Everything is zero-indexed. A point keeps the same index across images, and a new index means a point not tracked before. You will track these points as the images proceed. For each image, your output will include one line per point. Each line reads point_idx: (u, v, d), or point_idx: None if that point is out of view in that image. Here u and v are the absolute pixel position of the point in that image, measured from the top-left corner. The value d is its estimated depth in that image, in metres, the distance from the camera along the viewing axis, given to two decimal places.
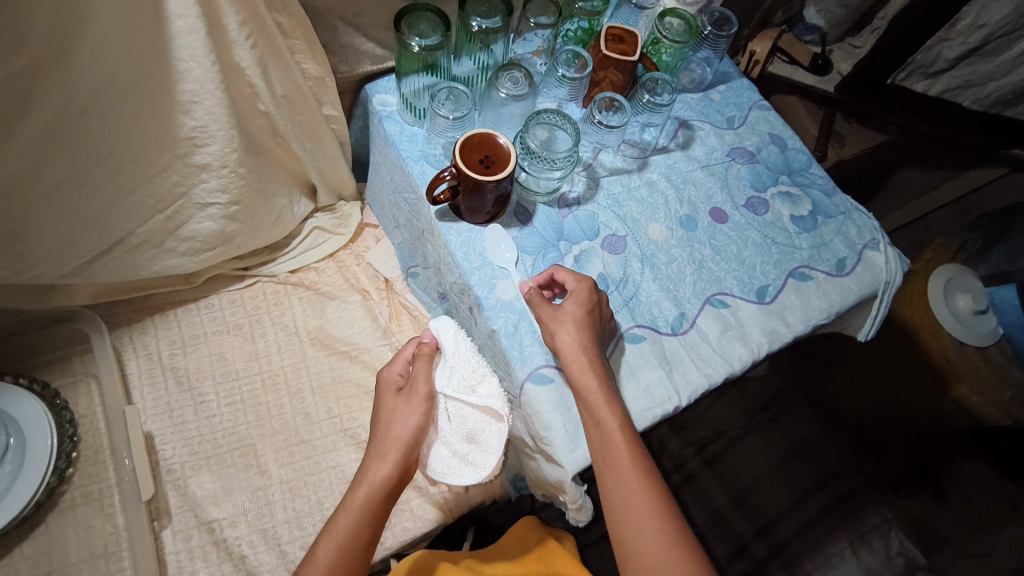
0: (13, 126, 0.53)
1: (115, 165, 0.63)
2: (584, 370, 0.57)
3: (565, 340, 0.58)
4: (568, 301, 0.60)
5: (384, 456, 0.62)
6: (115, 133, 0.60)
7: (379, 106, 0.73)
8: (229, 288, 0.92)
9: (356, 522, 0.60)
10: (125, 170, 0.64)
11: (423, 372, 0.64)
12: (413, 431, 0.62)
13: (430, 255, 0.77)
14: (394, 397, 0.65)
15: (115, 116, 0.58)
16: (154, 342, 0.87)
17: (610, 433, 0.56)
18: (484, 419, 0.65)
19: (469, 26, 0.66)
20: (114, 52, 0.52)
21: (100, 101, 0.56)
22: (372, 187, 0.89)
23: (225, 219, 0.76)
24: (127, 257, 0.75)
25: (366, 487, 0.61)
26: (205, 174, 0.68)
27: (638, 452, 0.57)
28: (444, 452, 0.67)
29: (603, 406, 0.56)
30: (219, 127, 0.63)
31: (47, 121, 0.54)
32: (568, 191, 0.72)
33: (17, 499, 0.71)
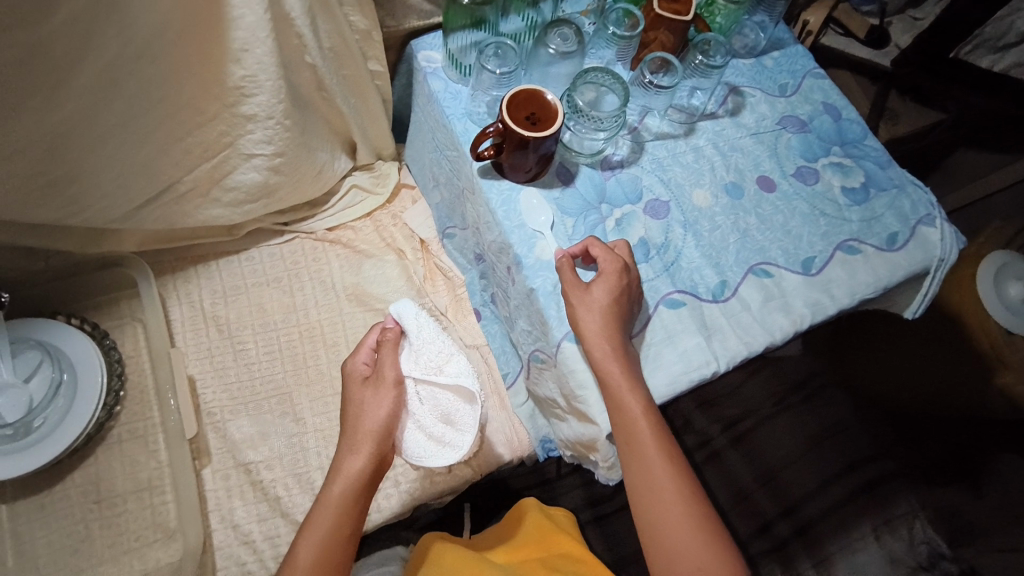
0: (71, 69, 0.54)
1: (166, 110, 0.64)
2: (607, 357, 0.57)
3: (589, 327, 0.57)
4: (597, 285, 0.58)
5: (356, 449, 0.65)
6: (169, 79, 0.61)
7: (424, 62, 0.73)
8: (269, 242, 0.94)
9: (340, 513, 0.62)
10: (174, 118, 0.66)
11: (390, 359, 0.70)
12: (384, 419, 0.67)
13: (470, 215, 0.77)
14: (362, 387, 0.68)
15: (168, 62, 0.59)
16: (197, 291, 0.90)
17: (634, 423, 0.56)
18: (456, 398, 0.75)
19: None
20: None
21: (156, 46, 0.57)
22: (413, 146, 0.89)
23: (268, 171, 0.77)
24: (172, 205, 0.77)
25: (344, 479, 0.63)
26: (251, 125, 0.69)
27: (661, 437, 0.58)
28: (418, 436, 0.74)
29: (622, 384, 0.56)
30: (268, 77, 0.63)
31: (107, 64, 0.56)
32: (612, 154, 0.70)
33: (71, 433, 0.75)
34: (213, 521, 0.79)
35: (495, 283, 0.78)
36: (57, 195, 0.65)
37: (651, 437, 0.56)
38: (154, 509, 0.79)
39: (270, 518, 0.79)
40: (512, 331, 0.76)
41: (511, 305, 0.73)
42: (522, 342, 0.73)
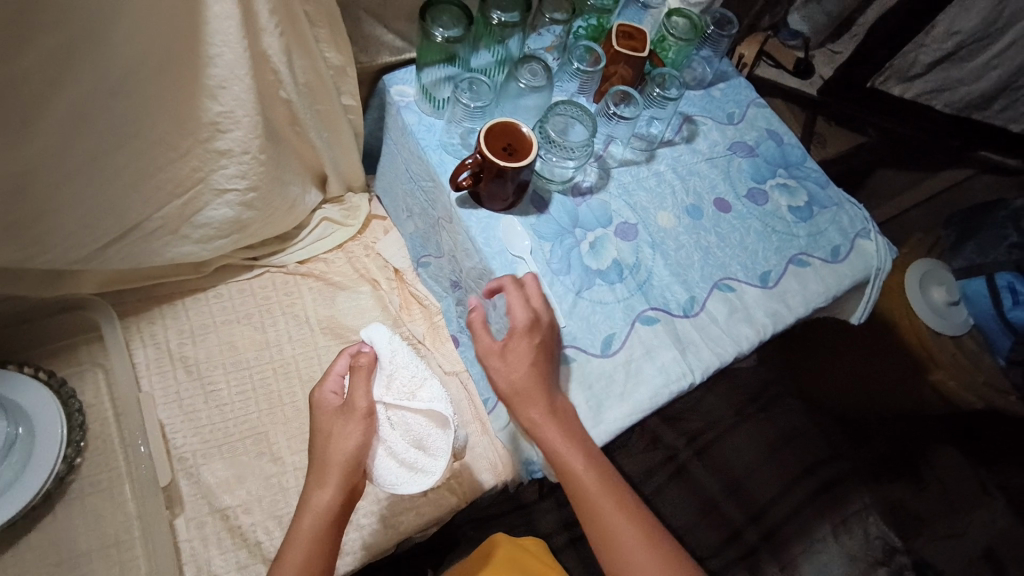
0: (40, 107, 0.53)
1: (138, 148, 0.64)
2: (542, 416, 0.57)
3: (512, 391, 0.57)
4: (510, 343, 0.58)
5: (325, 484, 0.62)
6: (140, 114, 0.60)
7: (396, 96, 0.75)
8: (238, 278, 0.92)
9: (308, 553, 0.60)
10: (144, 154, 0.65)
11: (362, 386, 0.66)
12: (354, 451, 0.63)
13: (445, 243, 0.79)
14: (333, 418, 0.65)
15: (141, 97, 0.59)
16: (162, 332, 0.87)
17: (579, 483, 0.56)
18: (428, 422, 0.70)
19: (489, 19, 0.69)
20: (152, 34, 0.54)
21: (130, 83, 0.57)
22: (384, 177, 0.91)
23: (241, 206, 0.76)
24: (141, 245, 0.75)
25: (314, 514, 0.61)
26: (225, 160, 0.69)
27: (612, 487, 0.58)
28: (388, 465, 0.68)
29: (559, 436, 0.56)
30: (245, 112, 0.64)
31: (82, 101, 0.55)
32: (581, 181, 0.74)
33: (27, 492, 0.70)
34: (187, 572, 0.75)
35: (472, 310, 0.79)
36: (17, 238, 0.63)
37: (598, 491, 0.57)
38: (122, 566, 0.74)
39: (250, 565, 0.75)
40: None
41: None
42: None
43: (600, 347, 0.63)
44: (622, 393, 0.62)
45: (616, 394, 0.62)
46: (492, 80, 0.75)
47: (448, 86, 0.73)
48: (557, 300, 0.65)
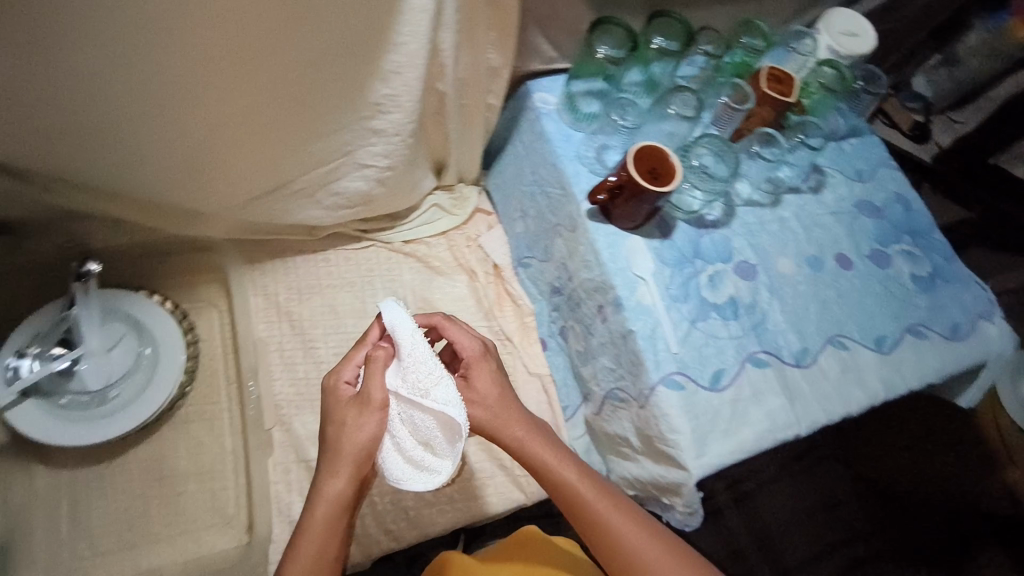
0: None
1: (303, 116, 0.67)
2: (522, 432, 0.63)
3: (489, 417, 0.64)
4: (472, 372, 0.65)
5: (337, 473, 0.59)
6: (315, 88, 0.64)
7: (538, 103, 0.78)
8: (347, 246, 0.97)
9: (318, 543, 0.59)
10: (306, 122, 0.68)
11: (375, 378, 0.60)
12: (368, 443, 0.60)
13: (558, 251, 0.83)
14: (347, 405, 0.61)
15: (320, 73, 0.62)
16: (273, 284, 0.93)
17: (576, 493, 0.62)
18: (437, 425, 0.60)
19: (649, 43, 0.77)
20: (344, 14, 0.56)
21: (316, 59, 0.60)
22: (500, 176, 0.94)
23: (375, 181, 0.80)
24: (279, 202, 0.80)
25: (324, 502, 0.60)
26: (375, 138, 0.73)
27: (607, 501, 0.62)
28: (394, 457, 0.62)
29: (543, 451, 0.63)
30: (408, 98, 0.67)
31: (270, 70, 0.60)
32: (707, 214, 0.75)
33: (149, 407, 0.77)
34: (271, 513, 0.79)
35: (577, 319, 0.83)
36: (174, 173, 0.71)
37: (593, 502, 0.61)
38: (213, 492, 0.80)
39: None
40: (588, 366, 0.82)
41: (592, 341, 0.79)
42: (603, 380, 0.78)
43: (709, 380, 0.66)
44: (726, 429, 0.65)
45: (720, 429, 0.64)
46: (639, 102, 0.78)
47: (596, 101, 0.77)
48: (674, 325, 0.69)
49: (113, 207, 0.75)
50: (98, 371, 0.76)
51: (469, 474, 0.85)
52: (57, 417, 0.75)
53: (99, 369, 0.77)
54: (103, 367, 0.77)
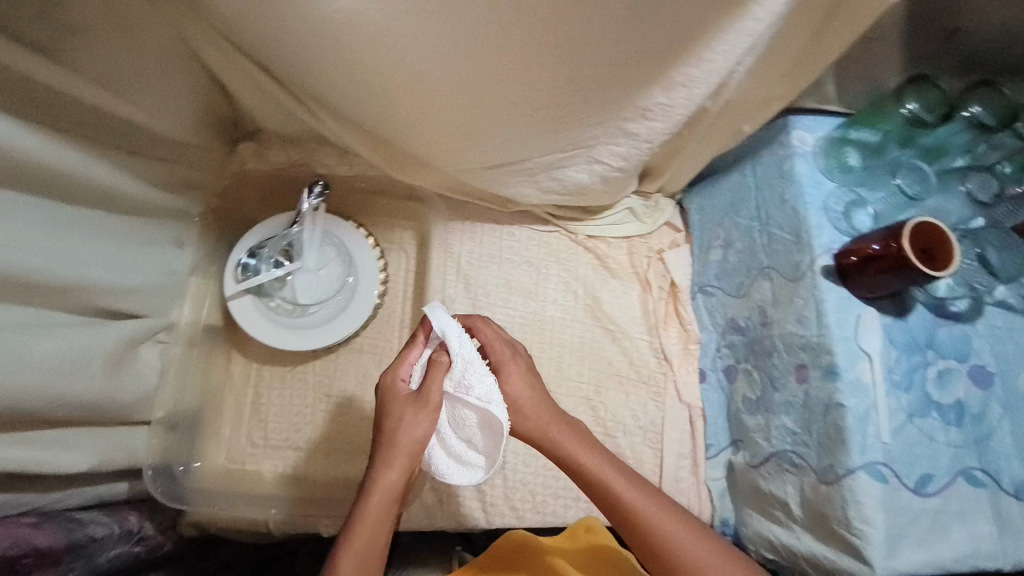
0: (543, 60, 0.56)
1: (568, 111, 0.66)
2: (557, 433, 0.66)
3: (527, 418, 0.66)
4: (507, 376, 0.67)
5: (390, 463, 0.63)
6: (597, 89, 0.62)
7: (796, 141, 0.73)
8: (533, 226, 0.98)
9: (373, 531, 0.62)
10: (569, 115, 0.67)
11: (434, 380, 0.63)
12: (422, 439, 0.63)
13: (760, 294, 0.80)
14: (403, 403, 0.64)
15: (609, 77, 0.60)
16: (458, 244, 0.96)
17: (624, 498, 0.63)
18: (481, 423, 0.63)
19: (965, 109, 0.69)
20: (672, 32, 0.53)
21: (616, 65, 0.58)
22: (707, 196, 0.91)
23: (598, 177, 0.80)
24: (502, 175, 0.81)
25: (382, 493, 0.63)
26: (622, 141, 0.72)
27: (661, 510, 0.63)
28: (442, 454, 0.66)
29: (581, 456, 0.65)
30: (680, 110, 0.65)
31: (573, 67, 0.58)
32: (951, 303, 0.69)
33: (342, 328, 0.84)
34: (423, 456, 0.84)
35: (762, 369, 0.80)
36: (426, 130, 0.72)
37: (645, 509, 0.63)
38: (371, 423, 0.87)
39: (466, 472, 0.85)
40: (760, 417, 0.80)
41: (775, 396, 0.77)
42: (777, 438, 0.76)
43: (915, 483, 0.64)
44: (922, 538, 0.63)
45: (917, 536, 0.63)
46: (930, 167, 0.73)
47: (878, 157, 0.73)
48: (890, 414, 0.65)
49: (350, 140, 0.81)
50: (306, 288, 0.83)
51: None
52: (266, 317, 0.83)
53: (307, 287, 0.83)
54: (310, 286, 0.83)
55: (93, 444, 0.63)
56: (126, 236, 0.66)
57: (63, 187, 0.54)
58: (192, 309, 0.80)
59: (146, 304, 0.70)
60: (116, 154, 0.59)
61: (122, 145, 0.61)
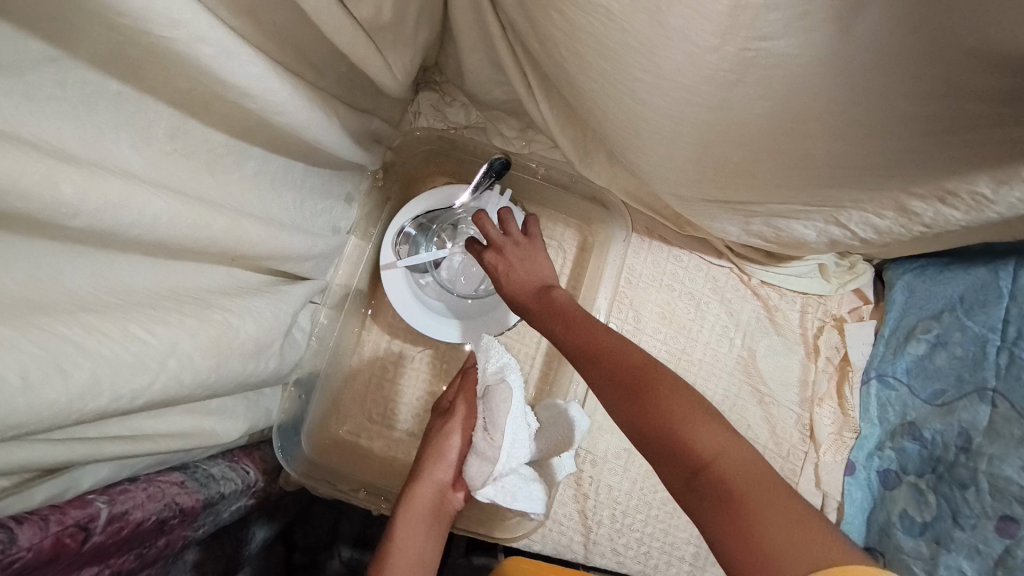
0: (887, 131, 0.44)
1: (858, 176, 0.54)
2: (527, 298, 0.64)
3: (510, 283, 0.66)
4: (498, 248, 0.67)
5: (421, 476, 0.69)
6: (918, 166, 0.50)
7: None
8: (704, 256, 0.87)
9: (408, 538, 0.66)
10: (856, 179, 0.55)
11: (461, 399, 0.72)
12: (453, 453, 0.71)
13: (970, 415, 0.71)
14: (436, 426, 0.73)
15: (951, 158, 0.47)
16: (640, 265, 0.87)
17: (577, 353, 0.58)
18: (494, 402, 0.65)
19: None
20: None
21: (976, 150, 0.45)
22: (928, 282, 0.78)
23: (827, 236, 0.69)
24: (715, 209, 0.70)
25: (411, 511, 0.67)
26: (891, 214, 0.60)
27: (626, 375, 0.53)
28: (473, 463, 0.65)
29: (542, 313, 0.63)
30: (1001, 208, 0.53)
31: (918, 141, 0.45)
32: None
33: (492, 324, 0.76)
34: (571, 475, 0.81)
35: (942, 495, 0.71)
36: (658, 153, 0.61)
37: (601, 368, 0.55)
38: None
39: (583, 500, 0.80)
40: (921, 547, 0.71)
41: (956, 535, 0.68)
42: None
43: None
44: None
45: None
46: None
47: None
48: None
49: (557, 126, 0.71)
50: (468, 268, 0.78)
51: None
52: (415, 295, 0.76)
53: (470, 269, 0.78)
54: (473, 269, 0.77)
55: (244, 409, 0.59)
56: (301, 188, 0.59)
57: (272, 134, 0.47)
58: (345, 269, 0.74)
59: (314, 266, 0.64)
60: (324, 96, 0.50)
61: (327, 86, 0.52)
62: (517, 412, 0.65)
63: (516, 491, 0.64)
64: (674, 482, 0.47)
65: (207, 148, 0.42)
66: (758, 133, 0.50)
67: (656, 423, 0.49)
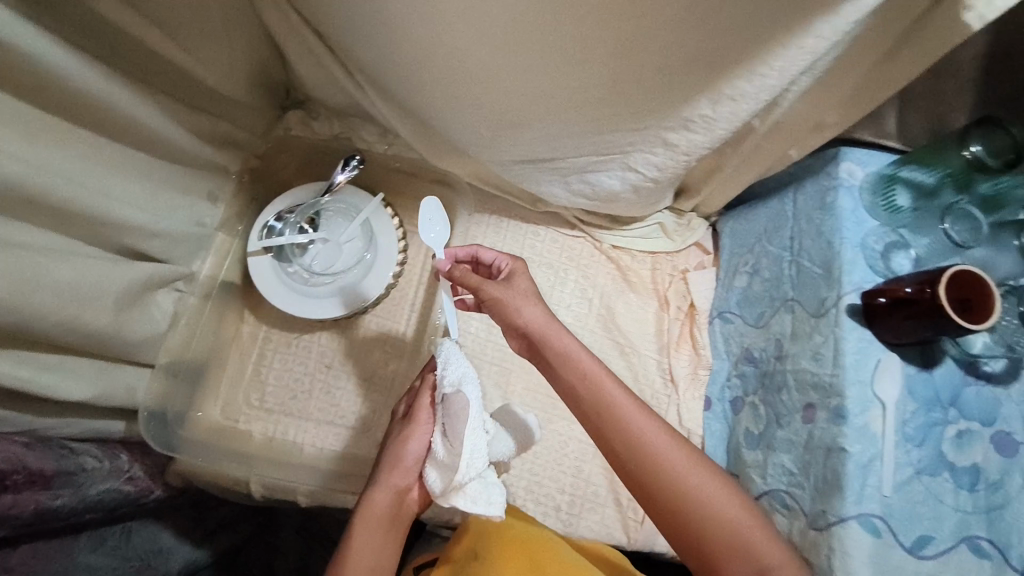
0: (586, 59, 0.56)
1: (609, 114, 0.65)
2: (555, 349, 0.67)
3: (542, 319, 0.68)
4: (518, 281, 0.70)
5: (378, 485, 0.69)
6: (641, 95, 0.61)
7: (844, 173, 0.69)
8: (559, 229, 0.96)
9: (361, 550, 0.66)
10: (614, 119, 0.65)
11: (422, 399, 0.72)
12: (415, 455, 0.69)
13: (779, 326, 0.76)
14: (397, 427, 0.72)
15: (658, 82, 0.58)
16: (492, 240, 0.94)
17: (618, 417, 0.64)
18: (455, 412, 0.63)
19: (966, 153, 0.63)
20: (727, 37, 0.51)
21: (666, 70, 0.56)
22: (742, 222, 0.87)
23: (629, 185, 0.78)
24: (535, 173, 0.80)
25: (370, 517, 0.68)
26: (660, 150, 0.70)
27: (670, 452, 0.63)
28: (435, 471, 0.64)
29: (575, 369, 0.66)
30: (725, 126, 0.63)
31: (617, 67, 0.56)
32: (984, 363, 0.65)
33: (352, 303, 0.84)
34: None
35: (768, 403, 0.76)
36: (458, 118, 0.71)
37: (648, 440, 0.63)
38: (364, 400, 0.86)
39: None
40: (759, 453, 0.75)
41: (776, 433, 0.73)
42: (772, 475, 0.71)
43: (910, 543, 0.59)
44: None
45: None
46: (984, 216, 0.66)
47: (917, 196, 0.67)
48: (896, 467, 0.61)
49: (393, 120, 0.81)
50: (423, 222, 0.73)
51: (585, 491, 0.84)
52: (281, 279, 0.83)
53: (423, 219, 0.72)
54: (433, 225, 0.73)
55: (92, 376, 0.64)
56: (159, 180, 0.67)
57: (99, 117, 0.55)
58: (214, 263, 0.81)
59: (171, 251, 0.72)
60: (149, 90, 0.61)
61: (154, 84, 0.62)
62: (477, 418, 0.62)
63: (477, 495, 0.60)
64: (713, 550, 0.61)
65: (41, 128, 0.50)
66: (509, 80, 0.61)
67: (700, 502, 0.62)
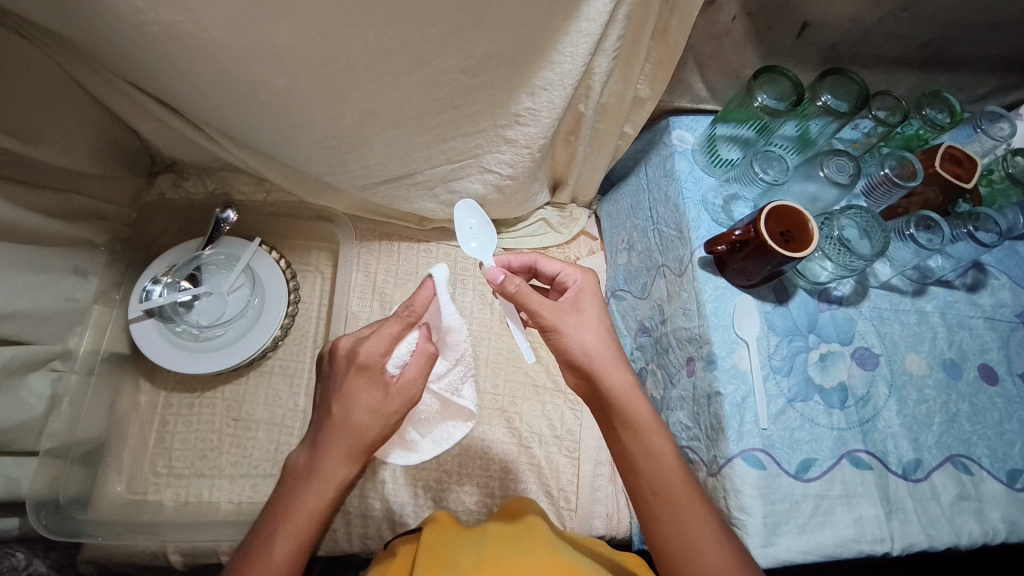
0: (395, 70, 0.59)
1: (443, 120, 0.68)
2: (614, 393, 0.64)
3: (597, 357, 0.64)
4: (590, 311, 0.67)
5: (349, 461, 0.67)
6: (462, 97, 0.64)
7: (676, 140, 0.75)
8: (449, 242, 0.98)
9: (312, 521, 0.65)
10: (450, 124, 0.69)
11: (419, 367, 0.66)
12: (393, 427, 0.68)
13: (658, 291, 0.79)
14: (369, 385, 0.66)
15: (472, 82, 0.62)
16: (385, 265, 0.95)
17: (662, 479, 0.61)
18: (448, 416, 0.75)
19: (755, 101, 0.66)
20: (511, 29, 0.55)
21: (474, 70, 0.60)
22: (615, 203, 0.92)
23: (493, 187, 0.81)
24: (402, 189, 0.83)
25: (325, 485, 0.66)
26: (504, 147, 0.73)
27: (697, 520, 0.58)
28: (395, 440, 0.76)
29: (642, 423, 0.63)
30: (549, 115, 0.66)
31: (429, 72, 0.60)
32: (834, 288, 0.70)
33: (243, 350, 0.83)
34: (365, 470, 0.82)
35: (662, 366, 0.78)
36: (309, 149, 0.74)
37: (680, 506, 0.60)
38: (277, 445, 0.84)
39: (381, 488, 0.82)
40: (663, 417, 0.78)
41: (672, 393, 0.75)
42: (676, 436, 0.74)
43: (795, 468, 0.61)
44: (804, 525, 0.60)
45: (797, 523, 0.60)
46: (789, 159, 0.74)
47: (735, 148, 0.73)
48: (768, 399, 0.63)
49: (257, 166, 0.82)
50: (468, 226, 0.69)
51: (515, 491, 0.83)
52: (169, 341, 0.82)
53: (466, 225, 0.69)
54: (473, 233, 0.69)
55: None
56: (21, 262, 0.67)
57: None
58: (93, 337, 0.82)
59: (36, 332, 0.70)
60: None
61: None
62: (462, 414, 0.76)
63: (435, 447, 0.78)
64: None
65: None
66: (337, 101, 0.64)
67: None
